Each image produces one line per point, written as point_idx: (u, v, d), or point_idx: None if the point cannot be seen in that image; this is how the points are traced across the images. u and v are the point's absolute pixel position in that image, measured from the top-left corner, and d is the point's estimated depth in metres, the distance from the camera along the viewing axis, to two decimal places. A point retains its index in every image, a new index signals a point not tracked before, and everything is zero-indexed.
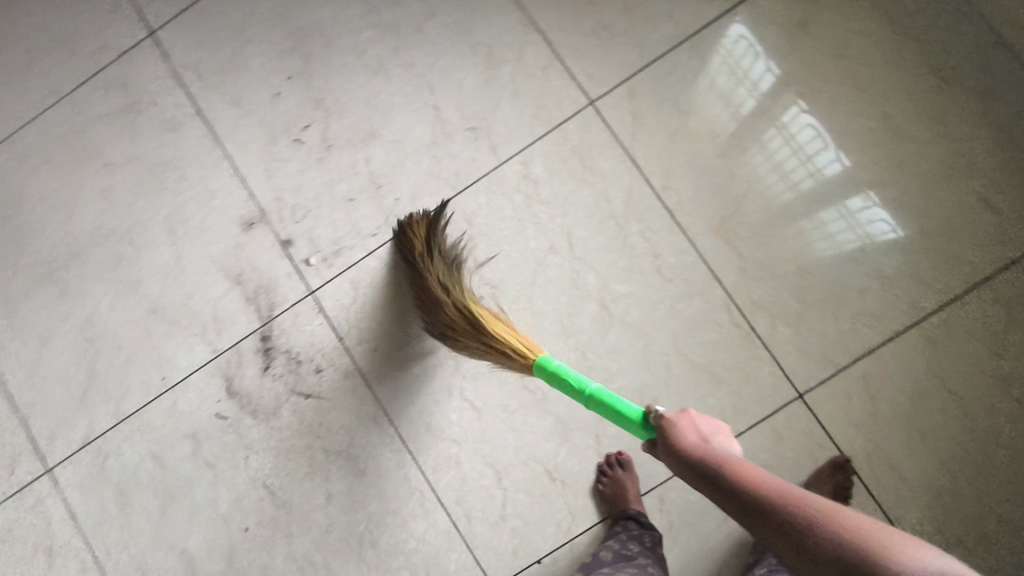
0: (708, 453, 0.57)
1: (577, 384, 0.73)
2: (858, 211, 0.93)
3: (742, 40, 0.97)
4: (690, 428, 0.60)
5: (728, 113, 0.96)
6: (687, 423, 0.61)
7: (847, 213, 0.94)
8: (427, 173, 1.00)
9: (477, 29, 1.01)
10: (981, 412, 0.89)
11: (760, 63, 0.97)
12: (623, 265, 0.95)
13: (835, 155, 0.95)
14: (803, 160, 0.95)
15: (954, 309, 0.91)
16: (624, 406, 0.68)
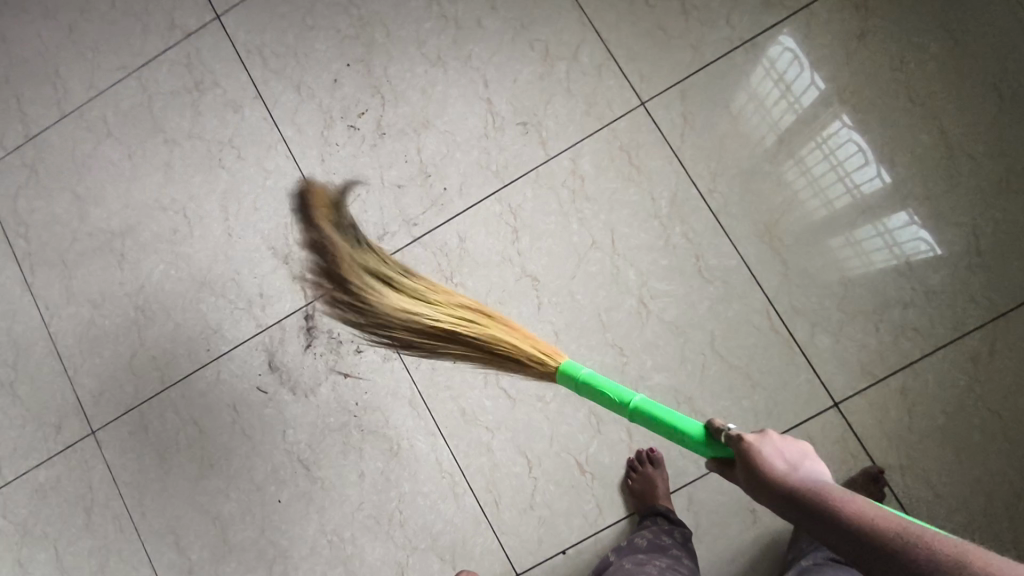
0: (781, 478, 0.55)
1: (617, 396, 0.67)
2: (896, 229, 0.93)
3: (787, 52, 0.97)
4: (771, 454, 0.56)
5: (775, 122, 0.96)
6: (767, 447, 0.57)
7: (884, 230, 0.93)
8: (475, 164, 1.01)
9: (534, 25, 1.02)
10: (1021, 433, 0.88)
11: (805, 75, 0.96)
12: (664, 265, 0.95)
13: (875, 172, 0.94)
14: (841, 176, 0.94)
15: (999, 328, 0.90)
16: (682, 423, 0.63)
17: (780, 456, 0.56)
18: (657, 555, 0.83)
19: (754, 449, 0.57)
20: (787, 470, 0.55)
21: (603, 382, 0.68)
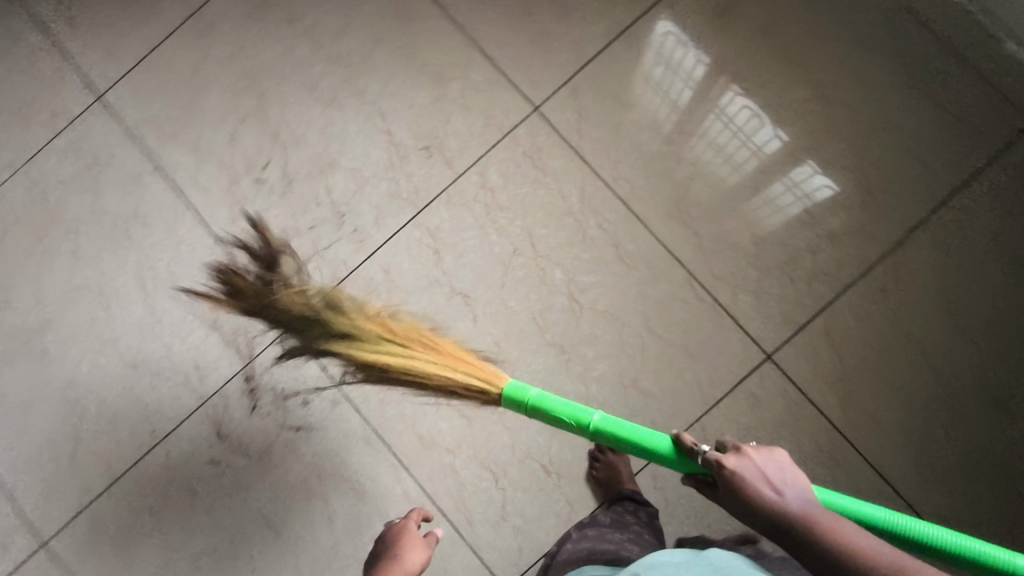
0: (768, 503, 0.60)
1: (575, 418, 0.72)
2: (806, 182, 0.98)
3: (670, 36, 1.02)
4: (755, 476, 0.61)
5: (666, 104, 1.01)
6: (750, 471, 0.62)
7: (792, 183, 0.98)
8: (387, 194, 1.02)
9: (420, 51, 1.04)
10: (937, 349, 0.94)
11: (692, 54, 1.01)
12: (587, 258, 0.98)
13: (773, 131, 0.99)
14: (744, 141, 0.99)
15: (899, 257, 0.96)
16: (648, 440, 0.70)
17: (765, 479, 0.61)
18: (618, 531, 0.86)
19: (741, 475, 0.61)
20: (773, 494, 0.60)
21: (559, 408, 0.73)
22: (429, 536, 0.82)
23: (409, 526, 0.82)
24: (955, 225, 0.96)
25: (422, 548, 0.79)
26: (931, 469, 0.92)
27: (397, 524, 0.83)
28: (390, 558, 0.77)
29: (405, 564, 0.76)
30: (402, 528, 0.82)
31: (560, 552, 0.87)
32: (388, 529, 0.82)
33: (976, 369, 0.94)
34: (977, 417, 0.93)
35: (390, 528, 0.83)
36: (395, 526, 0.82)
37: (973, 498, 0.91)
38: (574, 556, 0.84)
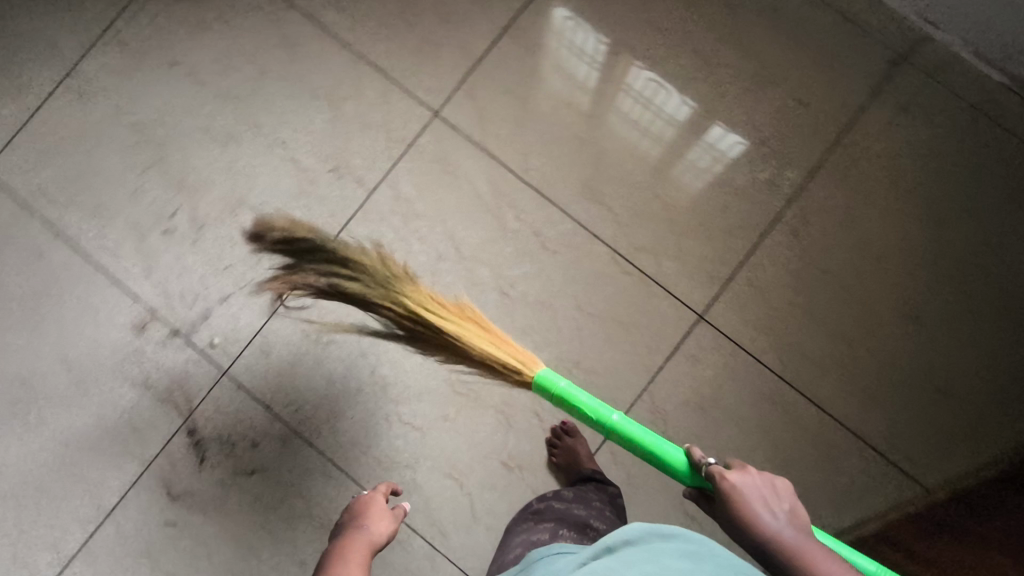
0: (757, 520, 0.62)
1: (599, 415, 0.78)
2: (724, 146, 1.01)
3: (567, 21, 1.03)
4: (753, 495, 0.63)
5: (572, 89, 1.02)
6: (748, 488, 0.64)
7: (708, 145, 1.01)
8: (302, 223, 1.01)
9: (311, 76, 1.03)
10: (851, 282, 0.98)
11: (590, 37, 1.03)
12: (511, 251, 0.99)
13: (681, 100, 1.02)
14: (658, 116, 1.02)
15: (801, 201, 1.00)
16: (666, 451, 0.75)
17: (761, 499, 0.63)
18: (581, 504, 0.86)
19: (740, 490, 0.64)
20: (765, 513, 0.63)
21: (583, 402, 0.79)
22: (394, 509, 0.81)
23: (374, 499, 0.81)
24: (847, 162, 1.00)
25: (390, 519, 0.78)
26: (867, 394, 0.96)
27: (363, 498, 0.82)
28: (354, 528, 0.76)
29: (371, 533, 0.75)
30: (369, 499, 0.81)
31: (526, 528, 0.83)
32: (351, 506, 0.81)
33: (889, 294, 0.98)
34: (898, 339, 0.97)
35: (355, 502, 0.81)
36: (361, 499, 0.82)
37: (908, 414, 0.96)
38: (544, 531, 0.80)
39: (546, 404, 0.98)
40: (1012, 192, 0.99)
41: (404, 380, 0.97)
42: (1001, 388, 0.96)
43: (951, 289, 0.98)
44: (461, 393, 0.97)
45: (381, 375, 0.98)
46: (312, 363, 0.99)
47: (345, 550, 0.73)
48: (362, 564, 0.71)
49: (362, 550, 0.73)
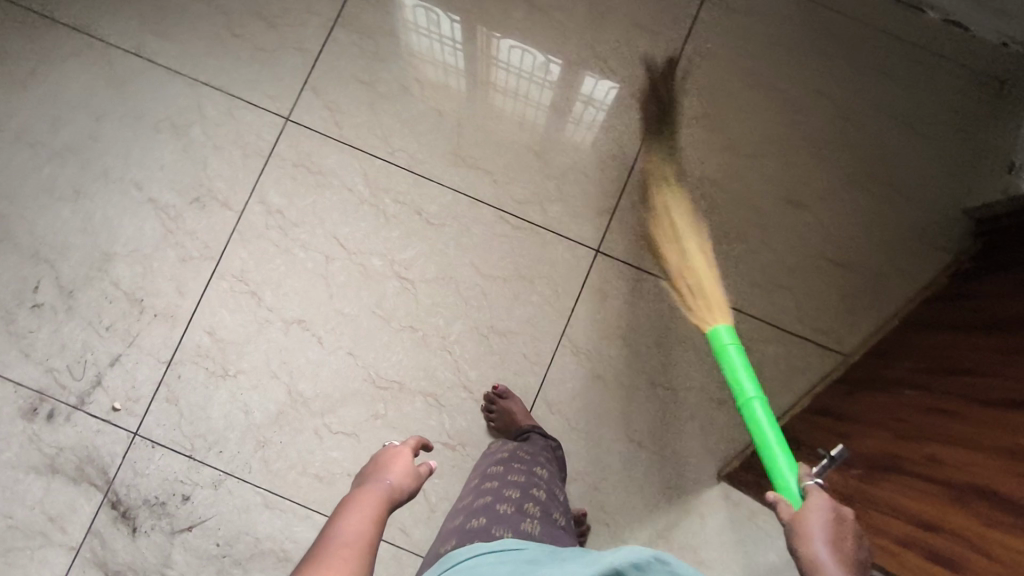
0: (812, 541, 0.49)
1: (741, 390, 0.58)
2: (602, 95, 1.00)
3: (417, 8, 1.00)
4: (823, 519, 0.50)
5: (442, 72, 1.00)
6: (819, 510, 0.51)
7: (587, 99, 1.00)
8: (179, 261, 0.97)
9: (150, 111, 0.99)
10: (728, 181, 0.99)
11: (443, 20, 1.00)
12: (398, 235, 0.97)
13: (548, 60, 1.00)
14: (530, 79, 1.00)
15: (661, 117, 1.00)
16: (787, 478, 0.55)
17: (829, 528, 0.50)
18: (539, 472, 0.76)
19: (810, 507, 0.51)
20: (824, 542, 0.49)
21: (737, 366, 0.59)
22: (420, 467, 0.65)
23: (401, 461, 0.65)
24: (695, 68, 1.00)
25: (412, 481, 0.63)
26: (771, 282, 0.97)
27: (391, 456, 0.66)
28: (371, 484, 0.60)
29: (392, 488, 0.61)
30: (392, 459, 0.65)
31: (485, 492, 0.71)
32: (373, 465, 0.65)
33: (766, 183, 0.99)
34: (786, 222, 0.98)
35: (380, 462, 0.65)
36: (389, 456, 0.66)
37: (813, 290, 0.97)
38: (506, 502, 0.67)
39: (473, 373, 0.95)
40: (856, 59, 1.00)
41: (323, 390, 0.95)
42: (893, 246, 0.97)
43: (823, 166, 0.99)
44: (384, 387, 0.95)
45: (299, 392, 0.95)
46: (224, 399, 0.95)
47: (363, 502, 0.57)
48: (381, 515, 0.57)
49: (383, 502, 0.57)
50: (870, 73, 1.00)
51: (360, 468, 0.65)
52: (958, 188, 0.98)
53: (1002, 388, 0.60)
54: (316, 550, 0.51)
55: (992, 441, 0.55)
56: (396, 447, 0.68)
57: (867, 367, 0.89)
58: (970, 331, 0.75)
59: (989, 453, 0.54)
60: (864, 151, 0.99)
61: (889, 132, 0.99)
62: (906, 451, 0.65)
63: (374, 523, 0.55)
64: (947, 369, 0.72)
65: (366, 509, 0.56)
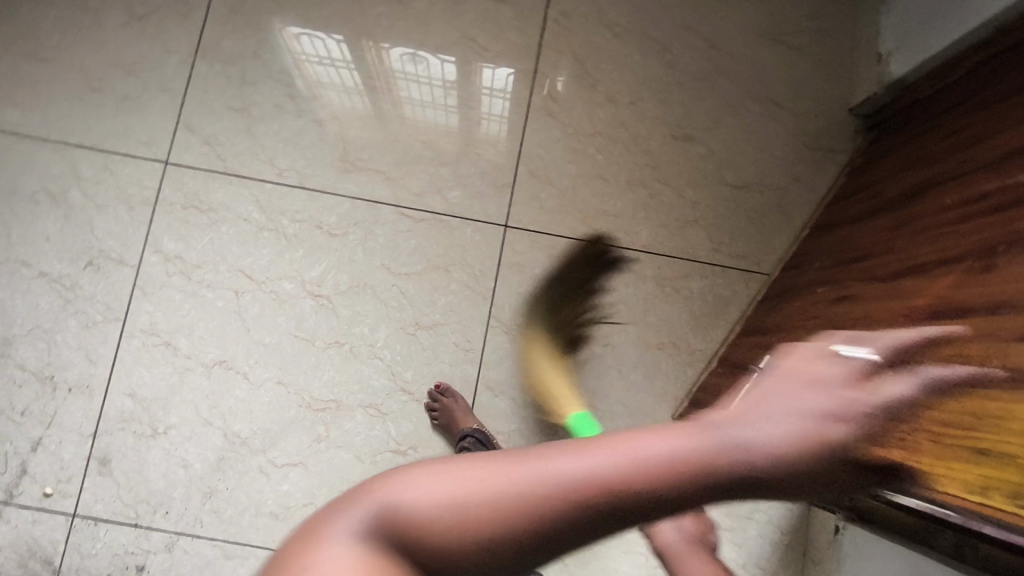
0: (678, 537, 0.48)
1: None
2: (503, 83, 0.99)
3: (302, 36, 0.99)
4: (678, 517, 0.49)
5: (341, 94, 0.98)
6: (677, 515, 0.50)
7: (494, 92, 0.99)
8: (83, 328, 0.93)
9: (21, 184, 0.95)
10: (619, 130, 0.99)
11: (330, 44, 0.99)
12: (303, 254, 0.95)
13: (446, 60, 0.99)
14: (431, 84, 0.99)
15: (540, 81, 0.99)
16: None
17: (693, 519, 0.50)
18: None
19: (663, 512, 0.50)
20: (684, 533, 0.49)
21: None
22: (835, 441, 0.36)
23: (811, 422, 0.36)
24: (563, 28, 1.01)
25: (784, 460, 0.34)
26: (684, 218, 0.98)
27: (820, 399, 0.37)
28: (726, 418, 0.35)
29: (750, 442, 0.34)
30: (800, 391, 0.37)
31: None
32: (805, 385, 0.37)
33: (658, 123, 0.99)
34: (684, 157, 0.99)
35: (817, 386, 0.37)
36: (812, 400, 0.37)
37: (726, 218, 0.98)
38: None
39: (409, 374, 0.93)
40: None
41: (260, 426, 0.92)
42: (792, 159, 0.99)
43: (708, 97, 1.00)
44: (322, 409, 0.92)
45: (235, 433, 0.92)
46: (160, 459, 0.91)
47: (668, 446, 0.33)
48: (688, 480, 0.33)
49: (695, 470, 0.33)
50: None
51: (786, 361, 0.39)
52: (840, 91, 1.00)
53: (901, 264, 0.63)
54: (514, 457, 0.33)
55: (897, 312, 0.58)
56: (826, 374, 0.38)
57: (786, 280, 0.89)
58: (866, 217, 0.77)
59: (894, 323, 0.57)
60: (742, 75, 1.00)
61: (762, 52, 1.01)
62: None
63: (627, 493, 0.32)
64: (849, 259, 0.74)
65: (659, 450, 0.33)
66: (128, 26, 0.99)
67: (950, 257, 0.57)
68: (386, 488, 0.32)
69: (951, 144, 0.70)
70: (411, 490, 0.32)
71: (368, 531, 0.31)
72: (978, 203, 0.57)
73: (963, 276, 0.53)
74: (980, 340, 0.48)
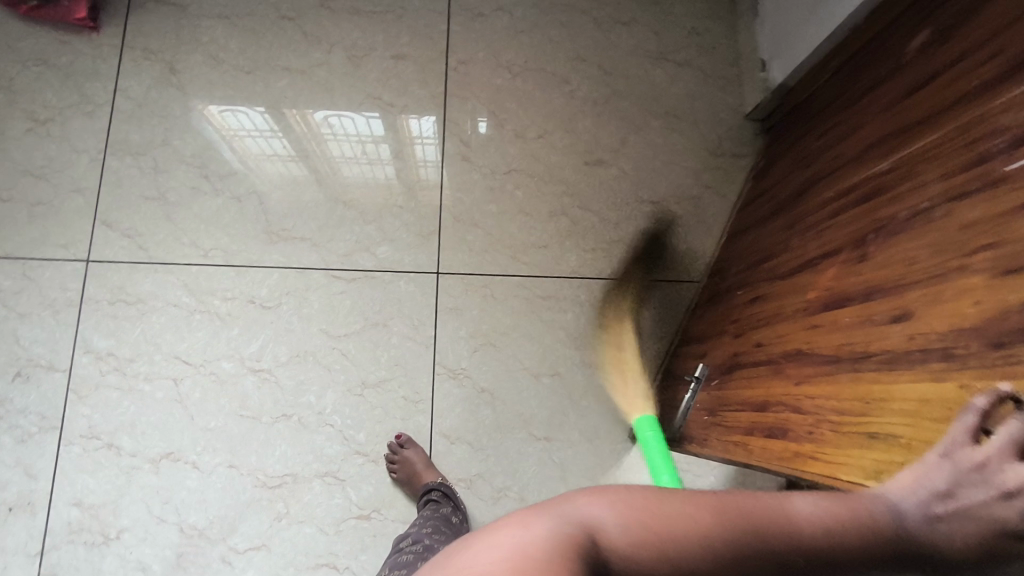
0: None
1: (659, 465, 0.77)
2: (427, 130, 1.02)
3: (224, 113, 1.01)
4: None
5: (269, 160, 1.00)
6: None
7: (421, 140, 1.01)
8: (19, 443, 0.90)
9: None
10: (534, 164, 1.02)
11: (247, 116, 1.01)
12: (238, 331, 0.95)
13: (365, 117, 1.02)
14: (360, 139, 1.01)
15: (451, 129, 1.02)
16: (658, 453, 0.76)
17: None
18: None
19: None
20: None
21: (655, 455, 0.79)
22: (961, 534, 0.39)
23: (938, 504, 0.40)
24: (465, 75, 1.04)
25: (917, 533, 0.39)
26: (609, 240, 1.00)
27: (949, 472, 0.41)
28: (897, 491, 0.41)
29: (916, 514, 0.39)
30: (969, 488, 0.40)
31: None
32: (943, 457, 0.42)
33: (570, 153, 1.03)
34: (599, 182, 1.02)
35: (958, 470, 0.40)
36: (958, 482, 0.40)
37: (649, 234, 1.01)
38: None
39: (361, 436, 0.92)
40: (602, 23, 1.07)
41: (216, 515, 0.89)
42: (701, 171, 1.03)
43: (612, 123, 1.04)
44: (278, 485, 0.90)
45: (191, 525, 0.89)
46: (115, 566, 0.87)
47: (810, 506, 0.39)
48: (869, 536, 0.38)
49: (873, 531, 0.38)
50: (617, 29, 1.07)
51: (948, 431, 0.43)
52: (732, 99, 1.05)
53: (796, 259, 0.71)
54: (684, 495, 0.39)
55: (797, 308, 0.67)
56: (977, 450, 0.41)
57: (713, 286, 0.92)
58: (767, 219, 0.84)
59: (796, 319, 0.66)
60: (640, 97, 1.05)
61: (655, 72, 1.06)
62: (742, 345, 0.74)
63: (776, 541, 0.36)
64: (756, 259, 0.81)
65: (844, 507, 0.39)
66: (32, 132, 0.99)
67: (829, 250, 0.65)
68: (587, 500, 0.38)
69: (823, 143, 0.77)
70: (591, 510, 0.37)
71: (555, 530, 0.36)
72: (849, 196, 0.66)
73: (843, 267, 0.62)
74: (858, 327, 0.56)
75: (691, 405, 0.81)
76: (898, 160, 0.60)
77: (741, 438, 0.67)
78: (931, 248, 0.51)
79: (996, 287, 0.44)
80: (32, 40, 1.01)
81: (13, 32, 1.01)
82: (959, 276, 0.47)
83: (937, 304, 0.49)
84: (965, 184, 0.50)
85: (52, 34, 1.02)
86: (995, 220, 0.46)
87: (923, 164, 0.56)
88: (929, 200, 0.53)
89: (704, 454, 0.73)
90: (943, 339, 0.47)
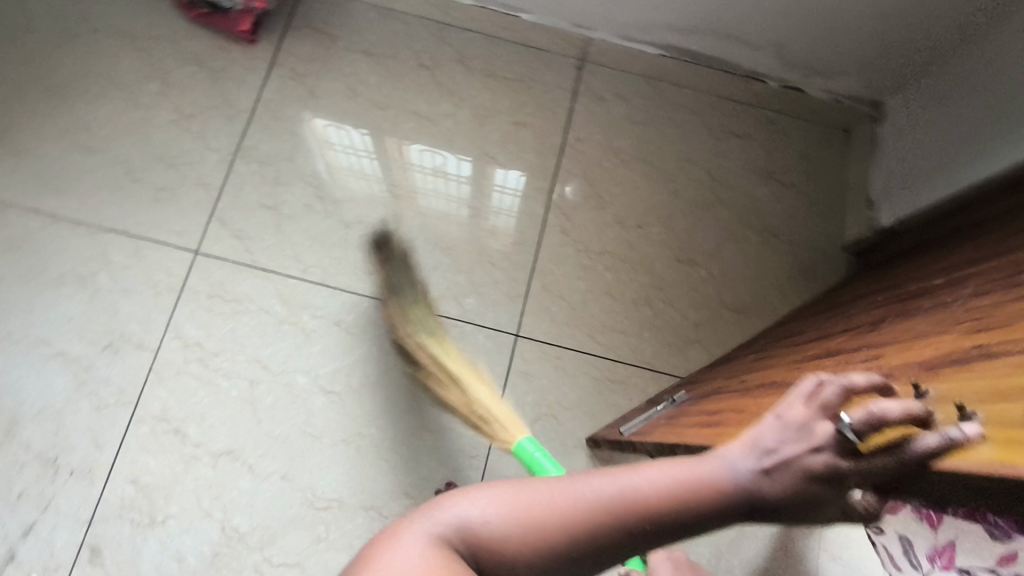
0: None
1: None
2: (511, 182, 1.07)
3: (329, 127, 1.08)
4: None
5: (381, 191, 1.05)
6: None
7: (499, 187, 1.07)
8: (94, 411, 0.94)
9: (52, 262, 0.99)
10: (626, 249, 1.06)
11: (360, 143, 1.07)
12: (319, 349, 0.98)
13: (457, 158, 1.08)
14: (453, 180, 1.07)
15: (557, 200, 1.07)
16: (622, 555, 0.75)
17: None
18: None
19: None
20: None
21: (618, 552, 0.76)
22: (784, 485, 0.41)
23: (764, 460, 0.41)
24: (581, 154, 1.09)
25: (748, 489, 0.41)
26: (685, 337, 1.02)
27: (775, 432, 0.42)
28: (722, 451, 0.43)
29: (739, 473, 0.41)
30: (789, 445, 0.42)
31: None
32: (777, 418, 0.43)
33: (664, 247, 1.06)
34: (687, 279, 1.05)
35: (784, 431, 0.42)
36: (782, 439, 0.42)
37: (726, 340, 1.03)
38: None
39: (413, 477, 0.94)
40: (717, 130, 1.12)
41: (259, 522, 0.91)
42: (785, 287, 1.05)
43: (709, 227, 1.07)
44: (324, 507, 0.92)
45: (233, 527, 0.91)
46: (154, 552, 0.90)
47: (651, 491, 0.40)
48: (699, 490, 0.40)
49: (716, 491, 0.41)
50: (730, 139, 1.12)
51: (781, 401, 0.44)
52: (833, 229, 1.08)
53: (819, 336, 0.70)
54: (545, 490, 0.39)
55: (794, 359, 0.67)
56: (799, 411, 0.42)
57: (729, 358, 0.92)
58: (815, 312, 0.86)
59: (786, 366, 0.66)
60: (741, 207, 1.09)
61: (762, 189, 1.10)
62: (727, 382, 0.76)
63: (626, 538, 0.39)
64: (784, 337, 0.82)
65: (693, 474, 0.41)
66: (174, 124, 1.06)
67: (850, 329, 0.65)
68: (450, 503, 0.39)
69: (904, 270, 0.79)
70: (459, 516, 0.38)
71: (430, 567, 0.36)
72: (897, 297, 0.65)
73: (853, 336, 0.61)
74: (831, 368, 0.56)
75: (656, 414, 0.82)
76: (954, 274, 0.59)
77: (678, 430, 0.68)
78: (932, 321, 0.50)
79: (959, 341, 0.43)
80: (194, 40, 1.10)
81: (180, 31, 1.10)
82: (937, 336, 0.46)
83: (905, 350, 0.48)
84: (993, 282, 0.48)
85: (213, 39, 1.10)
86: (999, 301, 0.44)
87: (973, 274, 0.54)
88: (959, 294, 0.52)
89: (641, 442, 0.74)
90: (888, 371, 0.47)
